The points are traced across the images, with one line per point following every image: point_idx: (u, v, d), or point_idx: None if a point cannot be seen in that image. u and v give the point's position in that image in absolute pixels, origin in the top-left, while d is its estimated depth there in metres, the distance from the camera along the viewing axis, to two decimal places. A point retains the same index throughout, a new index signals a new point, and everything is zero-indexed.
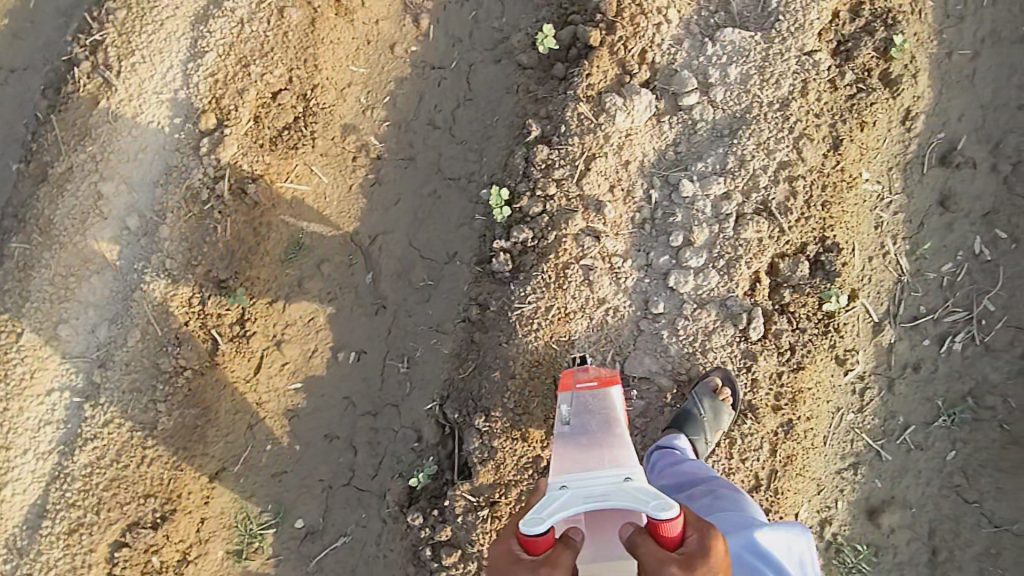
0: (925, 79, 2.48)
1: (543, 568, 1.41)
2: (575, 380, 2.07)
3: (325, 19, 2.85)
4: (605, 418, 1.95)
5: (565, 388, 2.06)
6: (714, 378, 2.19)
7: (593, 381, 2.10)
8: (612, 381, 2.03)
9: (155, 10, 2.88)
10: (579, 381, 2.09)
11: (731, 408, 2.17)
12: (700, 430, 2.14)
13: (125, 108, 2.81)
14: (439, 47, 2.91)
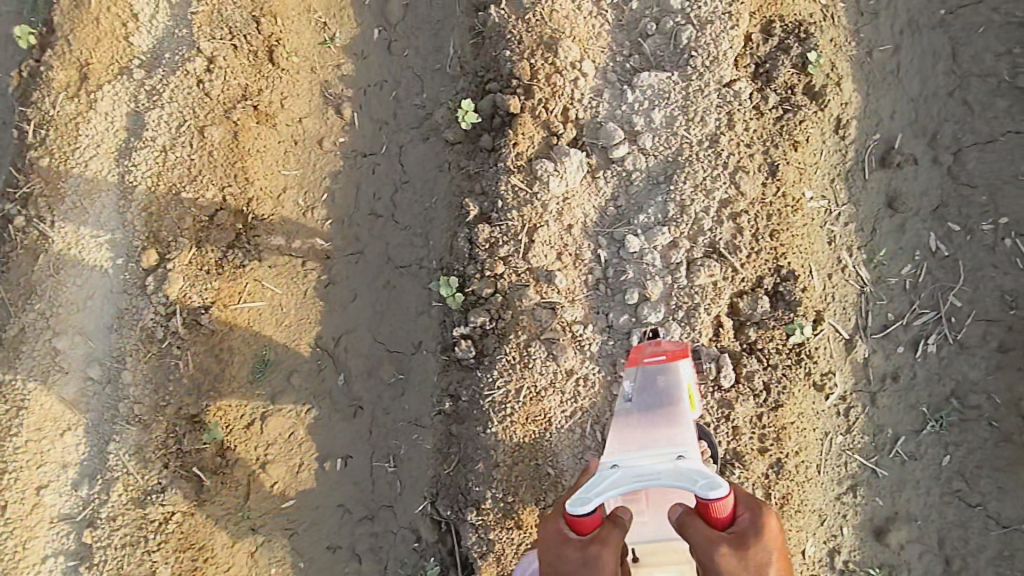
0: (850, 84, 2.46)
1: (593, 545, 1.62)
2: (641, 354, 1.99)
3: (247, 129, 2.81)
4: (667, 395, 1.94)
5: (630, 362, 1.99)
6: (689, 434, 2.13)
7: (660, 353, 2.01)
8: (682, 355, 1.93)
9: (76, 152, 2.84)
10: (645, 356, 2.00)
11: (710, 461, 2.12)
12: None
13: (65, 258, 2.77)
14: (366, 133, 2.89)
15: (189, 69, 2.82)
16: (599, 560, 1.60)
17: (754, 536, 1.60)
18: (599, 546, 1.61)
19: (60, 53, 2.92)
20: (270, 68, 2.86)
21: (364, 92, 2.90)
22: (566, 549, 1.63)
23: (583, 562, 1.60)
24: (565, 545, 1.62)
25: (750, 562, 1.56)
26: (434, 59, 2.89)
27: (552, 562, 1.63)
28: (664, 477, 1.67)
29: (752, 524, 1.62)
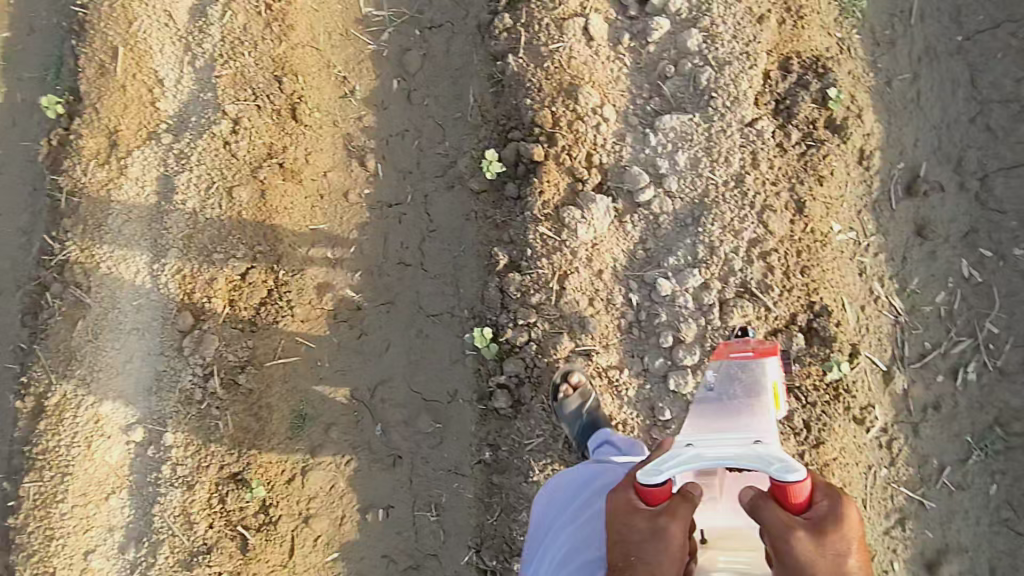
0: (871, 115, 2.47)
1: (663, 516, 1.51)
2: (725, 349, 1.87)
3: (275, 186, 2.86)
4: (752, 393, 1.78)
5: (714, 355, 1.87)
6: None
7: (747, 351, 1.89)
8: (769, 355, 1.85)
9: (110, 219, 2.91)
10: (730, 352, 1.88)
11: None
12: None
13: (103, 323, 2.82)
14: (391, 183, 2.91)
15: (215, 132, 2.88)
16: (668, 532, 1.49)
17: (833, 524, 1.45)
18: (668, 518, 1.50)
19: (88, 121, 3.03)
20: (294, 126, 2.91)
21: (387, 142, 2.94)
22: (635, 518, 1.53)
23: (652, 532, 1.50)
24: (633, 513, 1.53)
25: (827, 549, 1.41)
26: (454, 107, 2.91)
27: (619, 531, 1.54)
28: (738, 455, 1.53)
29: (832, 512, 1.47)
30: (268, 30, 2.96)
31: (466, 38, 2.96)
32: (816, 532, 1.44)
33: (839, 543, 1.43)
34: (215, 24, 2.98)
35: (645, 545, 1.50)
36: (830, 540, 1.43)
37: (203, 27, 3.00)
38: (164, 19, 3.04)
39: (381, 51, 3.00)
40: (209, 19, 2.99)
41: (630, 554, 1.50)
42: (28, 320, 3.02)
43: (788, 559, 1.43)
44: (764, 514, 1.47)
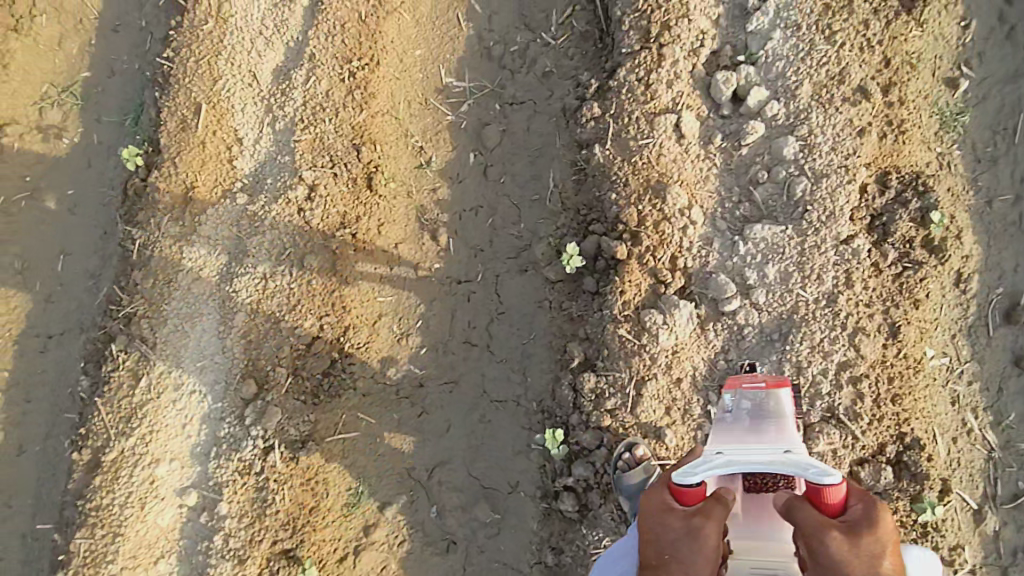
0: (970, 236, 2.38)
1: (697, 517, 1.58)
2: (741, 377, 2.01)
3: (346, 256, 2.83)
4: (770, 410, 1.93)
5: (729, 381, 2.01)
6: None
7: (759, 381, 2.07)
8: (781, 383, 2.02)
9: (179, 275, 2.91)
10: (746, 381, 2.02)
11: None
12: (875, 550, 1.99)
13: (164, 382, 2.82)
14: (461, 259, 2.88)
15: (291, 197, 2.86)
16: (702, 533, 1.55)
17: (869, 528, 1.51)
18: (702, 519, 1.57)
19: (165, 173, 3.03)
20: (369, 195, 2.87)
21: (460, 217, 2.90)
22: (669, 518, 1.61)
23: (686, 532, 1.57)
24: (668, 513, 1.61)
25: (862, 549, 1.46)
26: (532, 188, 2.86)
27: (653, 531, 1.62)
28: (770, 463, 1.65)
29: (866, 515, 1.53)
30: (349, 97, 2.94)
31: (547, 116, 2.90)
32: (851, 533, 1.50)
33: (873, 544, 1.49)
34: (298, 88, 2.99)
35: (677, 543, 1.57)
36: (865, 542, 1.49)
37: (286, 89, 3.01)
38: (247, 79, 3.07)
39: (459, 123, 2.98)
40: (293, 82, 3.00)
41: (665, 552, 1.58)
42: (89, 367, 3.03)
43: (822, 560, 1.48)
44: (799, 517, 1.53)
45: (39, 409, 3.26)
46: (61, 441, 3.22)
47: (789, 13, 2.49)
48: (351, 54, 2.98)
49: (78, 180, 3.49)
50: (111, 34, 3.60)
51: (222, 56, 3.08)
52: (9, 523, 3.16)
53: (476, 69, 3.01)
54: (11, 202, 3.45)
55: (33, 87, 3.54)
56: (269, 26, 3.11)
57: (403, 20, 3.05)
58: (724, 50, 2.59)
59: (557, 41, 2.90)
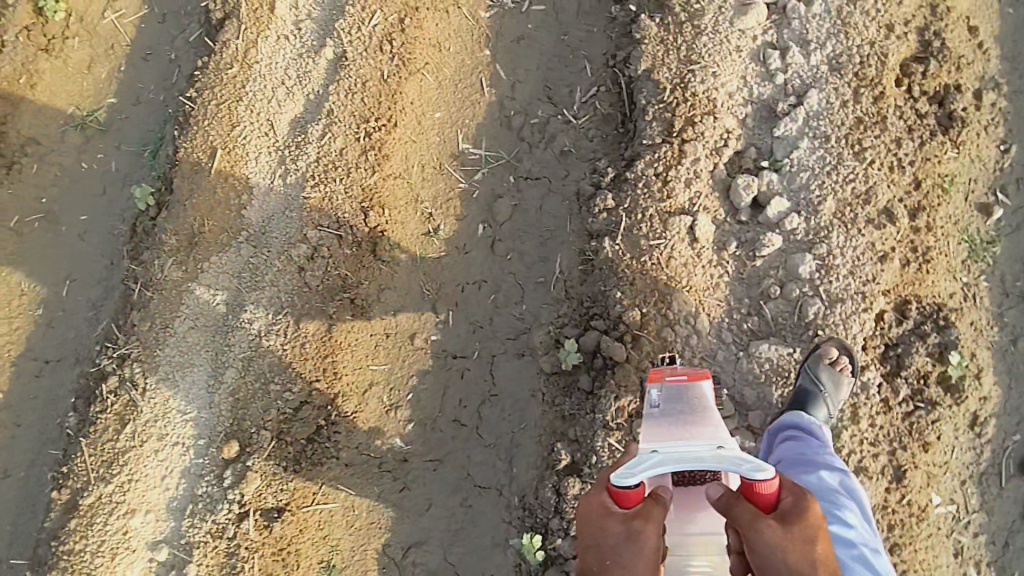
0: (990, 378, 2.26)
1: (637, 520, 1.64)
2: (664, 374, 2.05)
3: (342, 321, 2.78)
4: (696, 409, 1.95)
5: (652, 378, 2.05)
6: (829, 348, 2.16)
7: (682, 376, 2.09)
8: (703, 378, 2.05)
9: (176, 321, 2.89)
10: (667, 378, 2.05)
11: (851, 377, 2.14)
12: (824, 403, 2.11)
13: (149, 430, 2.79)
14: (459, 334, 2.81)
15: (293, 255, 2.84)
16: (642, 537, 1.62)
17: (799, 517, 1.66)
18: (642, 524, 1.62)
19: (176, 217, 3.02)
20: (372, 260, 2.84)
21: (462, 289, 2.85)
22: (609, 522, 1.65)
23: (627, 536, 1.62)
24: (609, 518, 1.65)
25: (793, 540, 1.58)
26: (539, 269, 2.78)
27: (593, 536, 1.65)
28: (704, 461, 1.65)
29: (796, 506, 1.65)
30: (363, 158, 2.89)
31: (562, 196, 2.82)
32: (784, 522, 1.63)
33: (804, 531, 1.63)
34: (312, 143, 2.95)
35: (617, 548, 1.63)
36: (795, 531, 1.62)
37: (302, 142, 2.98)
38: (264, 127, 3.05)
39: (471, 191, 2.93)
40: (308, 135, 2.97)
41: (607, 557, 1.65)
42: (79, 403, 3.01)
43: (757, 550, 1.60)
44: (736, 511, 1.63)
45: (27, 435, 3.26)
46: (45, 469, 3.21)
47: (819, 123, 2.40)
48: (369, 112, 2.93)
49: (90, 205, 3.48)
50: (140, 62, 3.59)
51: (243, 102, 3.07)
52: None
53: (495, 138, 2.96)
54: (24, 222, 3.44)
55: (58, 108, 3.53)
56: (292, 75, 3.08)
57: (425, 81, 3.00)
58: (748, 151, 2.50)
59: (579, 121, 2.84)
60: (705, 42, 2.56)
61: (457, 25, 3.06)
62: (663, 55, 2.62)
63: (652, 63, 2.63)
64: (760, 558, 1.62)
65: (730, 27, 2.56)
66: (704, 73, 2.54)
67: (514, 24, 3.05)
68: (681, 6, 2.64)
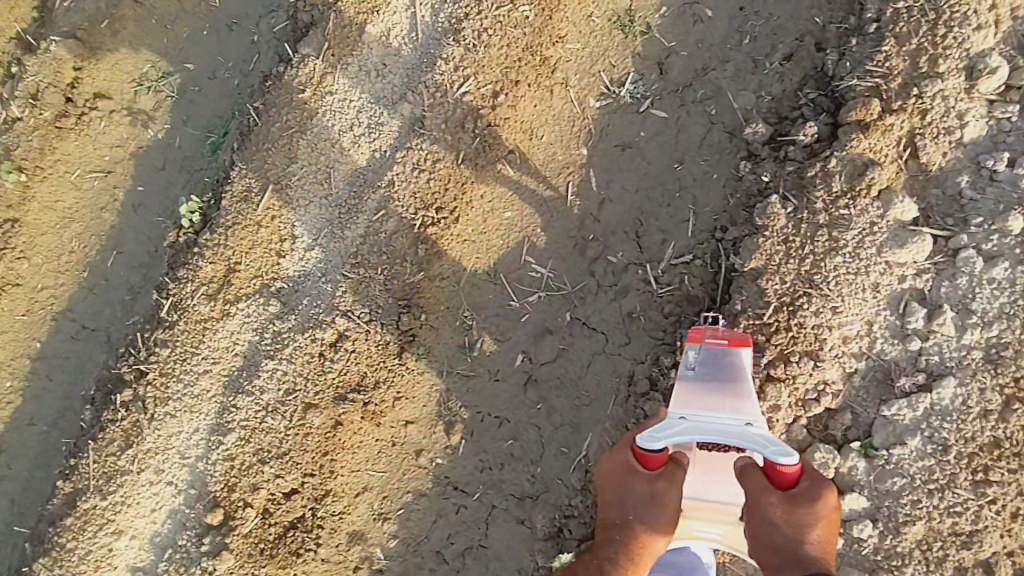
0: None
1: (661, 481, 1.95)
2: (705, 337, 2.04)
3: (350, 421, 2.60)
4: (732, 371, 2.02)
5: (692, 339, 2.07)
6: None
7: (723, 339, 2.07)
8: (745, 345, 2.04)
9: (194, 358, 2.77)
10: (708, 338, 2.07)
11: None
12: None
13: (148, 460, 2.79)
14: (466, 466, 2.60)
15: (317, 336, 2.61)
16: (663, 494, 1.95)
17: (808, 502, 1.82)
18: (665, 484, 1.94)
19: (214, 244, 2.78)
20: (395, 364, 2.59)
21: (481, 419, 2.59)
22: (635, 480, 1.98)
23: (650, 493, 1.96)
24: (636, 476, 1.97)
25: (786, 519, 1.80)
26: (566, 433, 2.52)
27: (622, 490, 2.01)
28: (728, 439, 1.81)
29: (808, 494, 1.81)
30: (413, 250, 2.58)
31: (612, 365, 2.48)
32: (792, 501, 1.83)
33: (807, 516, 1.83)
34: (364, 215, 2.63)
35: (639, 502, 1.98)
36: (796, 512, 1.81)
37: (353, 210, 2.64)
38: (320, 174, 2.69)
39: (521, 313, 2.57)
40: (362, 204, 2.63)
41: (632, 511, 2.00)
42: (98, 395, 3.00)
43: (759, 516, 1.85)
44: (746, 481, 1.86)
45: (54, 390, 3.26)
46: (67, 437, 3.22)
47: (942, 425, 1.94)
48: (431, 199, 2.56)
49: (150, 178, 3.23)
50: (224, 31, 3.19)
51: (306, 135, 2.70)
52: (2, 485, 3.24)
53: (563, 260, 2.55)
54: (84, 178, 3.25)
55: (134, 64, 3.21)
56: (361, 121, 2.66)
57: (504, 172, 2.55)
58: (841, 414, 2.05)
59: (659, 287, 2.43)
60: (838, 264, 2.04)
61: (558, 110, 2.57)
62: (780, 260, 2.10)
63: (764, 263, 2.12)
64: (761, 524, 1.84)
65: (877, 255, 2.02)
66: (821, 305, 2.05)
67: (622, 125, 2.53)
68: (824, 200, 2.08)
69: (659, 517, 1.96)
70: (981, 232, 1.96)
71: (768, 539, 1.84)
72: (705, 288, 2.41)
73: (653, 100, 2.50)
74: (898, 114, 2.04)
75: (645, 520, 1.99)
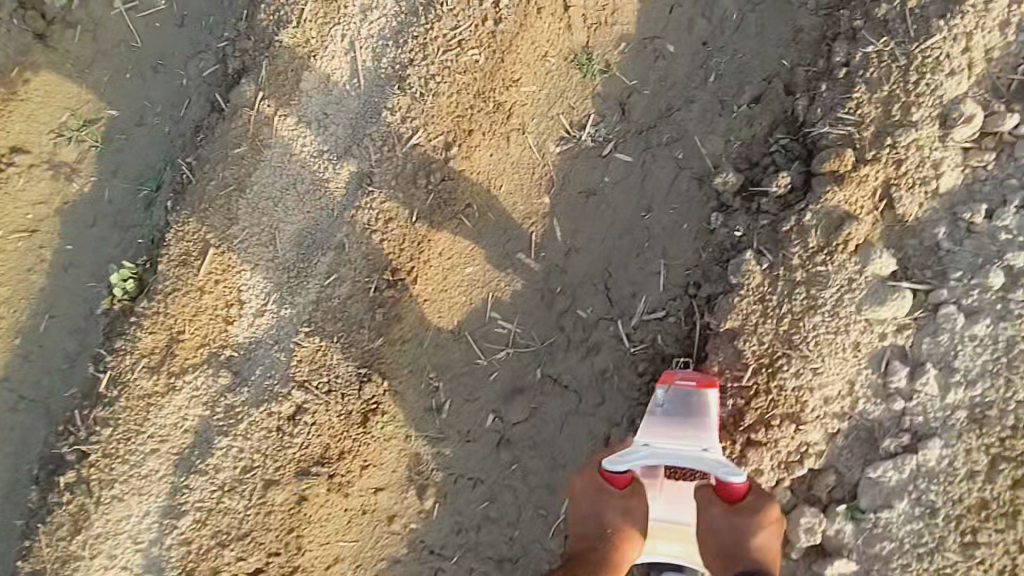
0: None
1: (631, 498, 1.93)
2: (674, 376, 2.03)
3: (314, 496, 2.45)
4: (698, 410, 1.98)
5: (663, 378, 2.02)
6: None
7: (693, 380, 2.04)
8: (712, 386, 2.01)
9: (141, 437, 2.52)
10: (678, 378, 2.04)
11: None
12: None
13: (101, 545, 2.51)
14: (441, 530, 2.47)
15: (273, 411, 2.46)
16: (637, 510, 1.92)
17: (752, 512, 1.88)
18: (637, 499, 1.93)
19: (152, 311, 2.55)
20: (359, 433, 2.45)
21: (454, 481, 2.46)
22: (607, 498, 1.94)
23: (624, 509, 1.92)
24: (607, 494, 1.93)
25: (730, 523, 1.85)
26: (541, 495, 2.44)
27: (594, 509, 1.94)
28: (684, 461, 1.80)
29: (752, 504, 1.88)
30: (369, 315, 2.46)
31: (586, 426, 2.40)
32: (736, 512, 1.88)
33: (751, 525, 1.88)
34: (315, 278, 2.48)
35: (619, 521, 1.92)
36: (740, 519, 1.86)
37: (302, 273, 2.49)
38: (265, 235, 2.51)
39: (490, 371, 2.46)
40: (311, 267, 2.48)
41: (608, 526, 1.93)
42: (40, 474, 2.72)
43: (706, 526, 1.89)
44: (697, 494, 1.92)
45: None
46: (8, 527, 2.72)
47: (929, 487, 1.91)
48: (386, 259, 2.45)
49: (80, 235, 2.87)
50: (149, 72, 2.87)
51: (247, 194, 2.50)
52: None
53: (531, 314, 2.44)
54: (7, 239, 2.86)
55: (51, 113, 2.86)
56: (305, 178, 2.49)
57: (462, 227, 2.43)
58: (825, 474, 2.01)
59: (632, 344, 2.36)
60: (816, 324, 2.00)
61: (516, 157, 2.44)
62: (758, 320, 2.05)
63: (741, 324, 2.06)
64: (707, 535, 1.89)
65: (856, 312, 1.99)
66: (801, 365, 2.00)
67: (585, 171, 2.42)
68: (799, 257, 2.03)
69: (636, 537, 1.92)
70: (962, 286, 1.94)
71: (713, 547, 1.87)
72: (679, 345, 2.33)
73: (617, 142, 2.40)
74: (873, 164, 2.02)
75: (624, 534, 1.92)
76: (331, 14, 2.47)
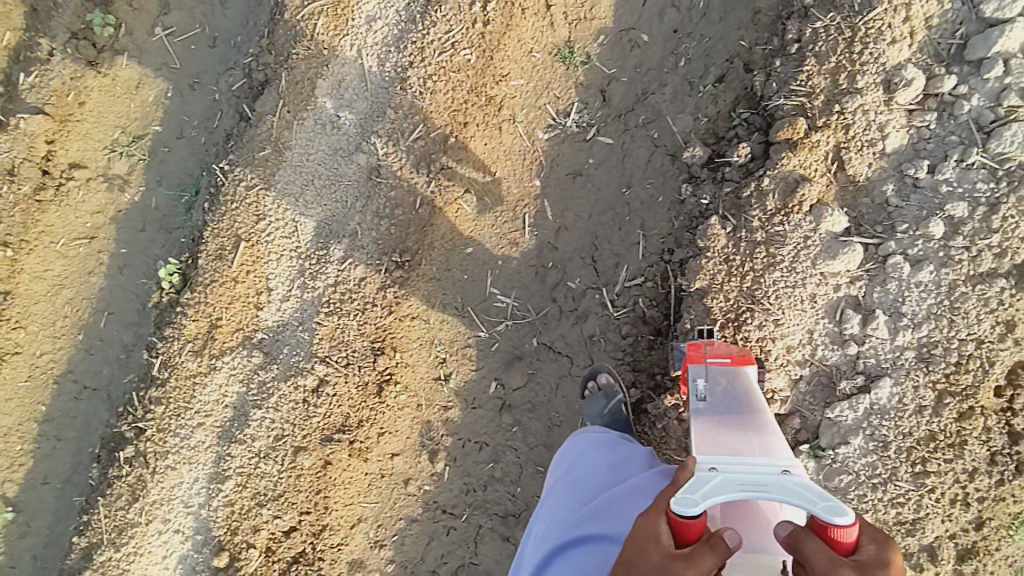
0: None
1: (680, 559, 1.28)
2: (706, 356, 2.02)
3: (338, 462, 2.69)
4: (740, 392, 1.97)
5: (697, 359, 2.02)
6: None
7: (726, 357, 2.04)
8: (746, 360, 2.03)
9: (188, 412, 2.84)
10: (710, 358, 2.03)
11: None
12: None
13: (155, 511, 2.82)
14: (452, 490, 2.71)
15: (299, 383, 2.73)
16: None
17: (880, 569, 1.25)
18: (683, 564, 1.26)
19: (196, 301, 2.86)
20: (375, 402, 2.69)
21: (462, 445, 2.70)
22: (651, 547, 1.33)
23: (660, 566, 1.28)
24: (651, 543, 1.34)
25: None
26: (541, 453, 2.67)
27: (628, 554, 1.35)
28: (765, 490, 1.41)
29: (879, 558, 1.27)
30: (381, 295, 2.71)
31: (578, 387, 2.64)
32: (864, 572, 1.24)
33: None
34: (333, 264, 2.76)
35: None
36: None
37: (321, 259, 2.78)
38: (289, 227, 2.81)
39: (491, 342, 2.69)
40: (329, 254, 2.77)
41: None
42: (102, 452, 3.05)
43: None
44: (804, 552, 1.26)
45: (66, 448, 3.15)
46: (77, 501, 3.08)
47: (882, 424, 2.12)
48: (393, 243, 2.73)
49: (132, 239, 3.22)
50: (186, 90, 3.23)
51: (272, 191, 2.81)
52: (23, 541, 3.09)
53: (526, 288, 2.68)
54: (71, 245, 3.21)
55: (104, 131, 3.22)
56: (321, 173, 2.79)
57: (462, 211, 2.68)
58: (791, 418, 2.21)
59: (616, 309, 2.58)
60: (775, 279, 2.20)
61: (508, 145, 2.68)
62: (724, 278, 2.27)
63: (709, 282, 2.29)
64: None
65: (812, 267, 2.18)
66: (763, 318, 2.21)
67: (571, 154, 2.65)
68: (759, 219, 2.23)
69: None
70: (908, 237, 2.12)
71: None
72: (657, 310, 2.54)
73: (599, 127, 2.63)
74: (823, 131, 2.20)
75: None
76: (340, 27, 2.78)
